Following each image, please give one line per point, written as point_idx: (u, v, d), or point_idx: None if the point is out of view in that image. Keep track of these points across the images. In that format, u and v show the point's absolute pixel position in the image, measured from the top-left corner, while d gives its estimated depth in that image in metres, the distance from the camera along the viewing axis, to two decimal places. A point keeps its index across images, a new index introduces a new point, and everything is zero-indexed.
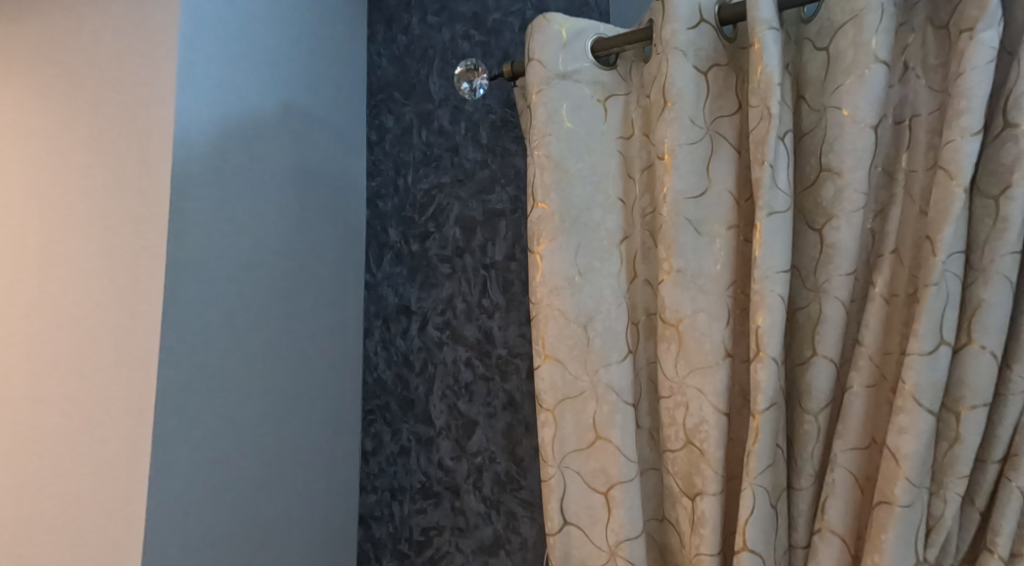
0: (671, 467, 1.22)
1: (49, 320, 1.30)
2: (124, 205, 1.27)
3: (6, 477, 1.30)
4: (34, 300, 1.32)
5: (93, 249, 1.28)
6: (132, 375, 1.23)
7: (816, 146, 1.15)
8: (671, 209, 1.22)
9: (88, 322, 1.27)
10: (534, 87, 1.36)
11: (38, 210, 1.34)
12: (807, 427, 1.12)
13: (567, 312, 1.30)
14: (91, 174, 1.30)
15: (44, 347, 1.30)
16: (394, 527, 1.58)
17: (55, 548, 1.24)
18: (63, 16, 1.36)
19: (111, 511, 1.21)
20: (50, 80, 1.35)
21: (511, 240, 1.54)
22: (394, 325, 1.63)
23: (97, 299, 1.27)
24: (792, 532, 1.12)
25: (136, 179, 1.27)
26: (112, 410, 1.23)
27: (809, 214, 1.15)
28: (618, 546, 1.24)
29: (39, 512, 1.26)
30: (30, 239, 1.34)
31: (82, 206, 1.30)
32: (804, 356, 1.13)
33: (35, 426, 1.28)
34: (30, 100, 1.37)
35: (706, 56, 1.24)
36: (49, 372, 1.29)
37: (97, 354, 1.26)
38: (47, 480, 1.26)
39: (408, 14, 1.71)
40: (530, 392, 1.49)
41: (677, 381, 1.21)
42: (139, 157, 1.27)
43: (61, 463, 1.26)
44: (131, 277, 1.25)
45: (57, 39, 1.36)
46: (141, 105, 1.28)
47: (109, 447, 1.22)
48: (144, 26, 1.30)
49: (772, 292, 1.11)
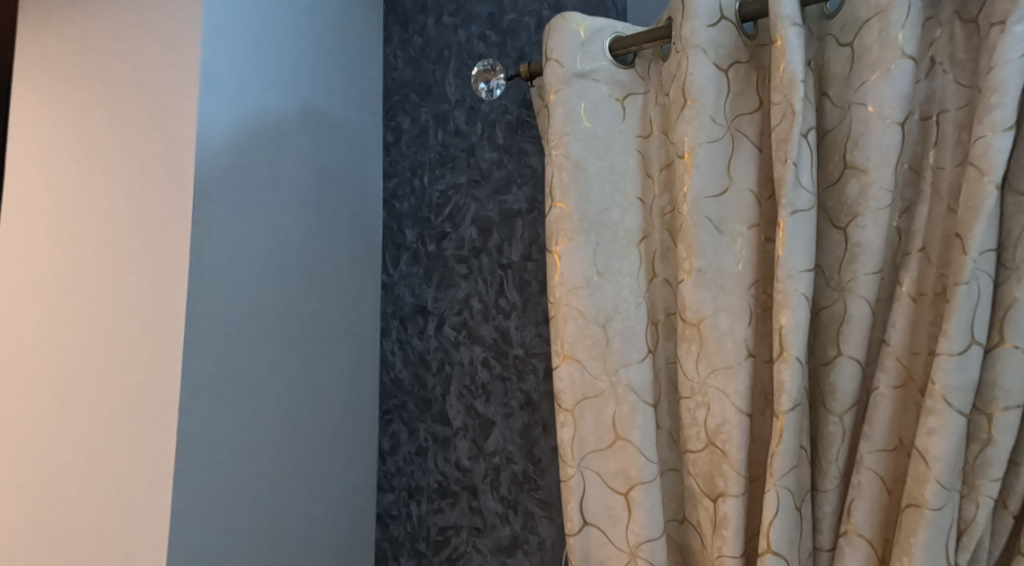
0: (692, 467, 1.21)
1: (72, 322, 1.31)
2: (146, 207, 1.28)
3: (31, 477, 1.31)
4: (57, 303, 1.33)
5: (116, 251, 1.29)
6: (155, 377, 1.23)
7: (839, 143, 1.14)
8: (691, 208, 1.21)
9: (110, 324, 1.28)
10: (552, 87, 1.36)
11: (60, 213, 1.35)
12: (831, 429, 1.11)
13: (586, 312, 1.29)
14: (114, 177, 1.31)
15: (68, 349, 1.31)
16: (412, 527, 1.58)
17: (81, 548, 1.25)
18: (83, 19, 1.37)
19: (136, 512, 1.22)
20: (71, 83, 1.36)
21: (528, 240, 1.53)
22: (411, 326, 1.63)
23: (118, 300, 1.28)
24: (817, 534, 1.11)
25: (158, 182, 1.28)
26: (136, 412, 1.24)
27: (833, 212, 1.14)
28: (638, 546, 1.23)
29: (65, 512, 1.28)
30: (52, 241, 1.35)
31: (104, 208, 1.31)
32: (828, 356, 1.12)
33: (60, 426, 1.30)
34: (53, 104, 1.38)
35: (727, 54, 1.23)
36: (73, 374, 1.30)
37: (119, 357, 1.27)
38: (73, 480, 1.27)
39: (424, 15, 1.71)
40: (547, 391, 1.49)
41: (698, 381, 1.20)
42: (161, 160, 1.28)
43: (85, 463, 1.27)
44: (154, 279, 1.26)
45: (77, 42, 1.37)
46: (164, 109, 1.29)
47: (133, 448, 1.23)
48: (166, 30, 1.31)
49: (795, 292, 1.10)
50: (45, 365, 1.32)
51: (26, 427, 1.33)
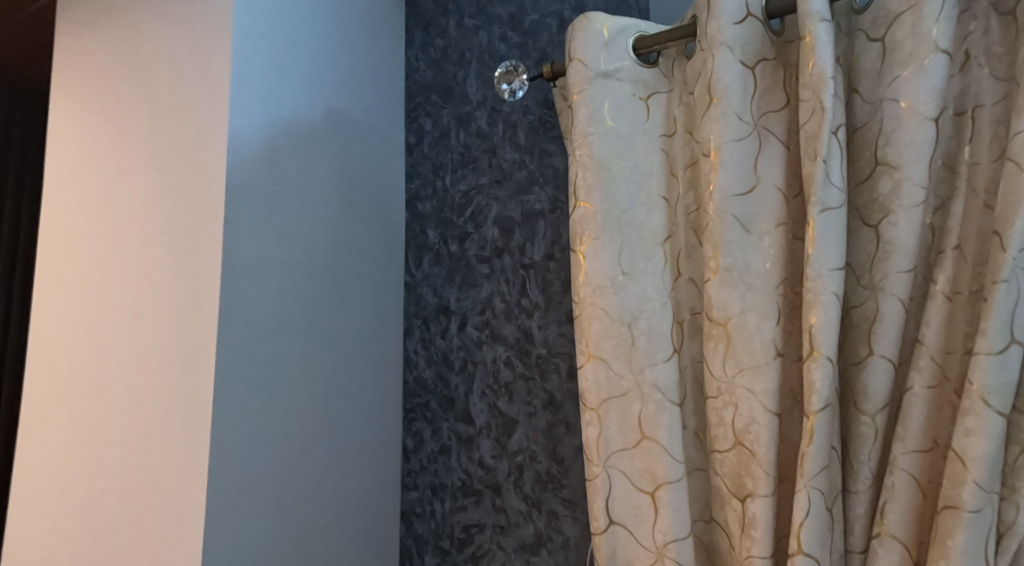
0: (720, 467, 1.20)
1: (112, 325, 1.35)
2: (180, 211, 1.30)
3: (75, 476, 1.35)
4: (100, 306, 1.37)
5: (152, 255, 1.32)
6: (190, 377, 1.25)
7: (870, 140, 1.13)
8: (718, 207, 1.20)
9: (146, 327, 1.31)
10: (575, 87, 1.35)
11: (104, 218, 1.39)
12: (863, 429, 1.10)
13: (610, 311, 1.29)
14: (150, 182, 1.34)
15: (108, 351, 1.34)
16: (436, 525, 1.58)
17: (119, 545, 1.27)
18: (126, 31, 1.41)
19: (172, 509, 1.23)
20: (113, 94, 1.41)
21: (551, 239, 1.53)
22: (434, 325, 1.63)
23: (154, 303, 1.30)
24: (848, 536, 1.10)
25: (192, 186, 1.30)
26: (172, 412, 1.26)
27: (863, 210, 1.13)
28: (666, 546, 1.22)
29: (104, 510, 1.30)
30: (96, 246, 1.39)
31: (142, 212, 1.34)
32: (859, 355, 1.11)
33: (102, 427, 1.33)
34: (98, 114, 1.43)
35: (753, 51, 1.22)
36: (113, 375, 1.33)
37: (155, 358, 1.29)
38: (112, 479, 1.30)
39: (445, 17, 1.71)
40: (571, 391, 1.48)
41: (726, 380, 1.19)
42: (195, 166, 1.30)
43: (123, 462, 1.29)
44: (187, 281, 1.27)
45: (119, 54, 1.41)
46: (198, 115, 1.31)
47: (170, 447, 1.25)
48: (199, 38, 1.33)
49: (826, 291, 1.09)
50: (90, 367, 1.36)
51: (72, 428, 1.37)
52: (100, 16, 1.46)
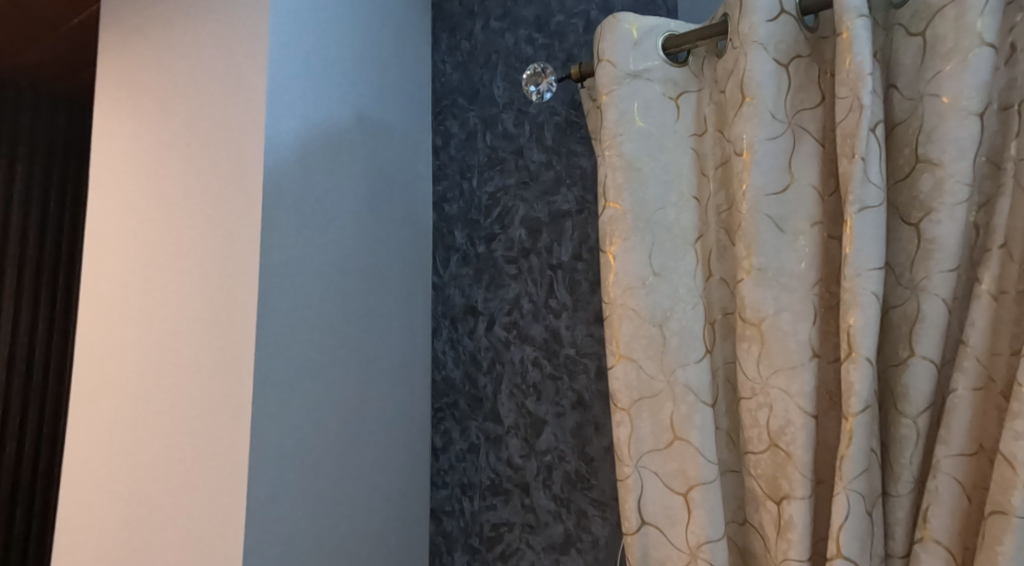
0: (754, 469, 1.19)
1: (154, 329, 1.39)
2: (217, 217, 1.33)
3: (121, 474, 1.39)
4: (140, 309, 1.42)
5: (191, 259, 1.35)
6: (230, 377, 1.27)
7: (910, 136, 1.12)
8: (751, 206, 1.19)
9: (185, 329, 1.34)
10: (604, 87, 1.34)
11: (145, 225, 1.44)
12: (905, 432, 1.08)
13: (641, 312, 1.28)
14: (190, 190, 1.38)
15: (148, 353, 1.39)
16: (465, 522, 1.57)
17: (164, 543, 1.30)
18: (167, 42, 1.46)
19: (213, 507, 1.26)
20: (156, 104, 1.46)
21: (578, 240, 1.52)
22: (461, 325, 1.63)
23: (195, 305, 1.34)
24: (889, 540, 1.09)
25: (231, 191, 1.32)
26: (213, 411, 1.28)
27: (903, 209, 1.12)
28: (699, 548, 1.21)
29: (150, 508, 1.34)
30: (136, 253, 1.44)
31: (182, 218, 1.38)
32: (900, 356, 1.10)
33: (148, 428, 1.37)
34: (140, 126, 1.49)
35: (787, 49, 1.21)
36: (155, 376, 1.37)
37: (194, 360, 1.32)
38: (156, 478, 1.34)
39: (472, 20, 1.71)
40: (600, 391, 1.47)
41: (760, 381, 1.18)
42: (232, 173, 1.33)
43: (166, 461, 1.33)
44: (228, 283, 1.30)
45: (161, 67, 1.46)
46: (237, 123, 1.34)
47: (211, 447, 1.27)
48: (236, 49, 1.36)
49: (865, 290, 1.08)
50: (134, 370, 1.41)
51: (116, 427, 1.41)
52: (143, 31, 1.52)
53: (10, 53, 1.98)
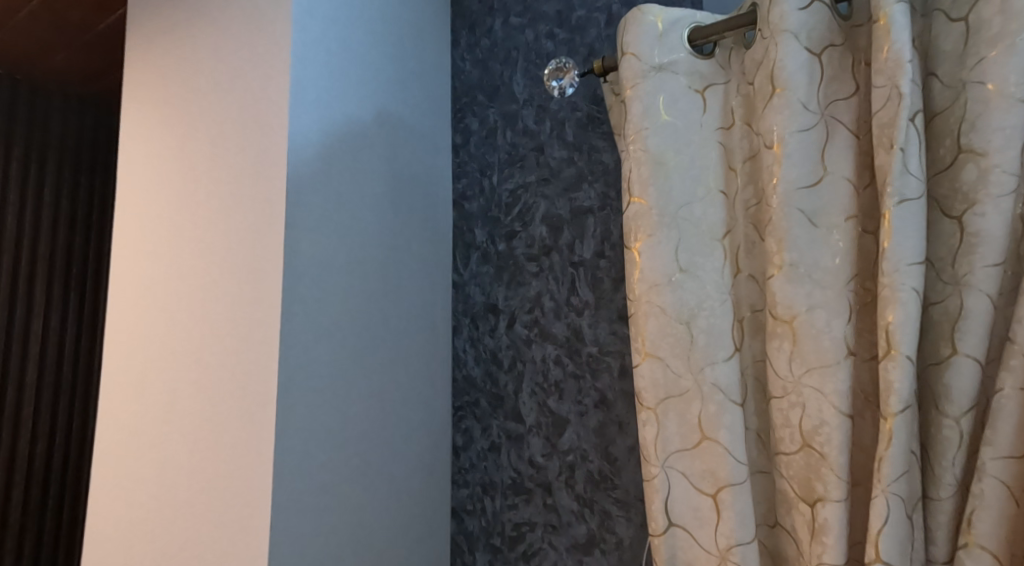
0: (786, 470, 1.16)
1: (181, 329, 1.38)
2: (242, 217, 1.32)
3: (150, 474, 1.39)
4: (168, 309, 1.41)
5: (216, 259, 1.35)
6: (257, 376, 1.26)
7: (951, 126, 1.08)
8: (783, 200, 1.16)
9: (211, 329, 1.33)
10: (628, 81, 1.31)
11: (173, 224, 1.44)
12: (946, 433, 1.05)
13: (668, 309, 1.25)
14: (215, 189, 1.37)
15: (176, 353, 1.38)
16: (487, 522, 1.55)
17: (190, 543, 1.30)
18: (193, 43, 1.46)
19: (239, 506, 1.24)
20: (182, 102, 1.46)
21: (601, 237, 1.49)
22: (482, 324, 1.60)
23: (220, 305, 1.33)
24: (930, 545, 1.06)
25: (255, 192, 1.31)
26: (239, 410, 1.27)
27: (944, 201, 1.08)
28: (729, 550, 1.18)
29: (177, 508, 1.33)
30: (165, 252, 1.44)
31: (208, 218, 1.38)
32: (941, 354, 1.06)
33: (176, 427, 1.36)
34: (168, 125, 1.48)
35: (820, 38, 1.17)
36: (182, 376, 1.37)
37: (220, 361, 1.31)
38: (183, 479, 1.33)
39: (492, 17, 1.68)
40: (623, 390, 1.44)
41: (792, 381, 1.14)
42: (256, 173, 1.32)
43: (192, 462, 1.32)
44: (253, 281, 1.29)
45: (187, 67, 1.46)
46: (261, 123, 1.33)
47: (237, 447, 1.26)
48: (259, 48, 1.35)
49: (904, 286, 1.05)
50: (160, 369, 1.41)
51: (144, 427, 1.42)
52: (169, 31, 1.51)
53: (37, 56, 1.98)
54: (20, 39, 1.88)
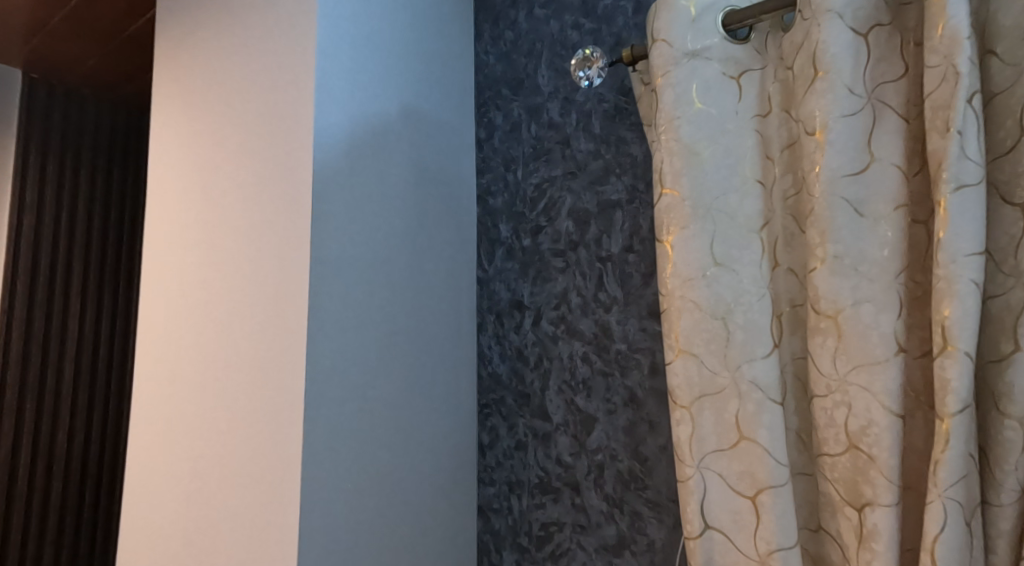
0: (830, 472, 1.10)
1: (207, 328, 1.36)
2: (268, 212, 1.29)
3: (176, 475, 1.36)
4: (195, 306, 1.39)
5: (241, 255, 1.32)
6: (281, 376, 1.23)
7: (1013, 108, 1.02)
8: (826, 189, 1.10)
9: (237, 327, 1.30)
10: (659, 69, 1.26)
11: (200, 220, 1.41)
12: (1009, 435, 0.99)
13: (703, 304, 1.19)
14: (241, 183, 1.34)
15: (203, 351, 1.36)
16: (514, 521, 1.50)
17: (215, 546, 1.27)
18: (218, 37, 1.42)
19: (266, 507, 1.21)
20: (209, 96, 1.43)
21: (629, 231, 1.44)
22: (507, 320, 1.56)
23: (245, 304, 1.30)
24: (990, 553, 1.00)
25: (281, 187, 1.28)
26: (264, 410, 1.24)
27: (1005, 188, 1.02)
28: (770, 555, 1.13)
29: (202, 509, 1.30)
30: (192, 249, 1.41)
31: (233, 214, 1.34)
32: (1002, 351, 1.00)
33: (201, 427, 1.33)
34: (195, 121, 1.46)
35: (867, 17, 1.11)
36: (208, 376, 1.34)
37: (245, 360, 1.28)
38: (209, 481, 1.30)
39: (515, 9, 1.63)
40: (654, 388, 1.39)
41: (837, 379, 1.09)
42: (281, 168, 1.28)
43: (217, 464, 1.29)
44: (277, 277, 1.26)
45: (213, 61, 1.43)
46: (285, 118, 1.29)
47: (262, 448, 1.23)
48: (285, 42, 1.31)
49: (962, 277, 0.99)
50: (187, 368, 1.38)
51: (170, 427, 1.39)
52: (194, 27, 1.48)
53: (71, 61, 1.96)
54: (53, 44, 1.86)
